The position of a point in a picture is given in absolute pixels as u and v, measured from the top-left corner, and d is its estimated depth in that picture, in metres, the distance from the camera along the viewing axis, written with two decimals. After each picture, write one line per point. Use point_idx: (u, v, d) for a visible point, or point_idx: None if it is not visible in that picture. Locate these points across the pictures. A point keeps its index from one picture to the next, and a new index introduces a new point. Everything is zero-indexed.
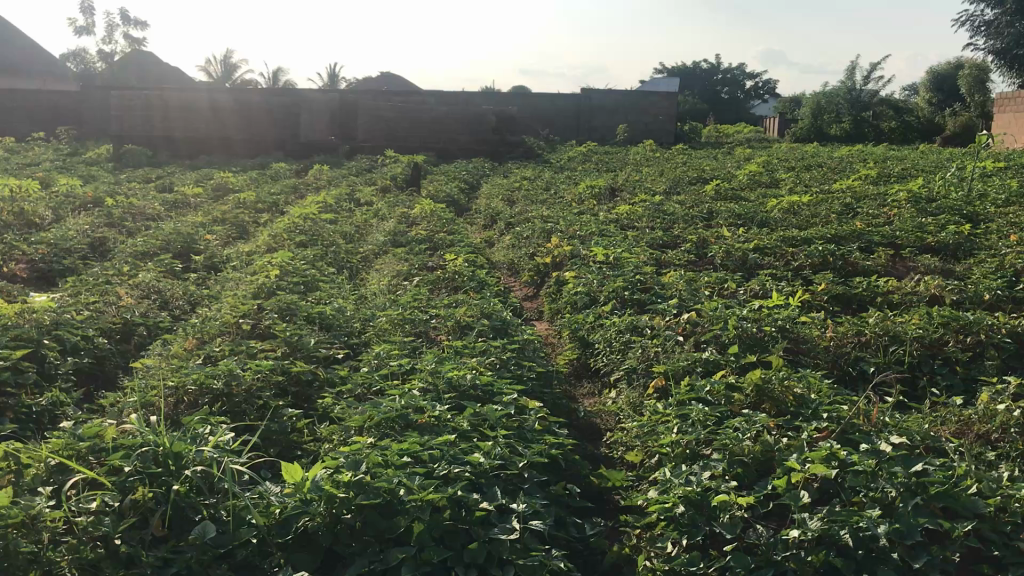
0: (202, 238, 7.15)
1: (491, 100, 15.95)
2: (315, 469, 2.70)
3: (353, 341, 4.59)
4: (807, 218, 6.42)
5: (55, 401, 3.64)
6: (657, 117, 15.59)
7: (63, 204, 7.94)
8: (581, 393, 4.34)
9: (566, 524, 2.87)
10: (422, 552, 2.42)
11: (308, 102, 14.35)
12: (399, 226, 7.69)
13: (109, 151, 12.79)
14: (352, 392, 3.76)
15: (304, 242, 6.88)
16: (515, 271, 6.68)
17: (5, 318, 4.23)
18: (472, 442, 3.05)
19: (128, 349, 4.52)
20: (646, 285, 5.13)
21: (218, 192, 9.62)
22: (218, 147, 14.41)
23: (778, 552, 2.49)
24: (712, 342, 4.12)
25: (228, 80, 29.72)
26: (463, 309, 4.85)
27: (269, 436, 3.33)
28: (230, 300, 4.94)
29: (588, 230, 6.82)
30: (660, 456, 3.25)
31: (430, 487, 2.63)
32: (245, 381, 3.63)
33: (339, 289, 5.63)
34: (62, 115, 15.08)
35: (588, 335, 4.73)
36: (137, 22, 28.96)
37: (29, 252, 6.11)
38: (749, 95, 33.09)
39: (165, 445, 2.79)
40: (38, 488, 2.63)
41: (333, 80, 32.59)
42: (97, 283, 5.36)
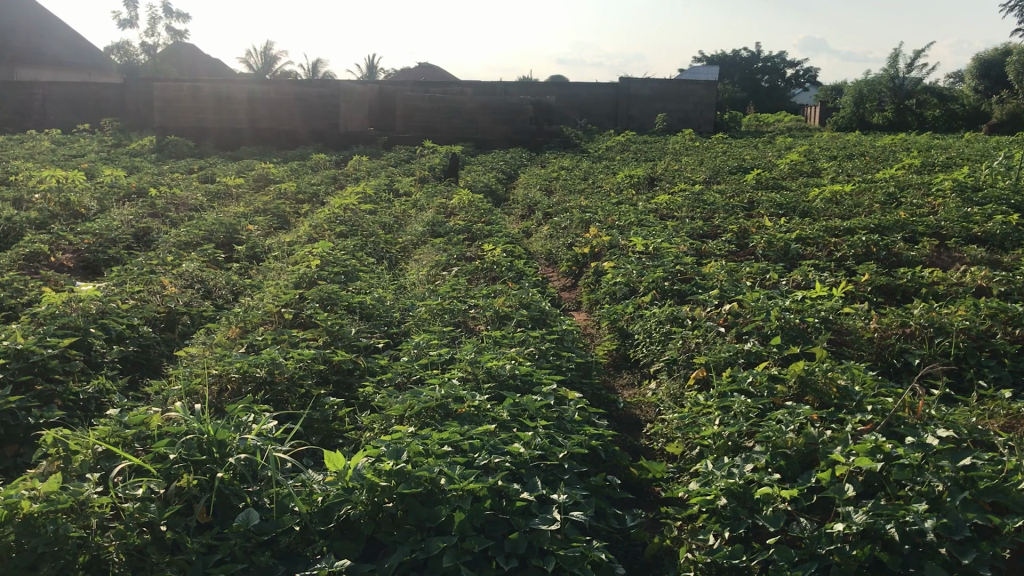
0: (244, 228, 7.22)
1: (529, 90, 15.92)
2: (356, 458, 2.71)
3: (392, 330, 4.61)
4: (850, 208, 6.32)
5: (102, 388, 3.70)
6: (696, 106, 15.46)
7: (108, 194, 8.07)
8: (621, 384, 4.32)
9: (606, 515, 2.87)
10: (463, 541, 2.43)
11: (347, 94, 14.46)
12: (438, 216, 7.71)
13: (153, 143, 12.93)
14: (392, 381, 3.78)
15: (344, 232, 6.93)
16: (553, 261, 6.66)
17: (53, 307, 4.29)
18: (513, 431, 3.05)
19: (172, 337, 4.58)
20: (686, 275, 5.09)
21: (259, 182, 9.72)
22: (259, 140, 14.51)
23: (822, 546, 2.47)
24: (754, 333, 4.08)
25: (268, 72, 29.94)
26: (501, 299, 4.85)
27: (310, 425, 3.36)
28: (273, 290, 4.98)
29: (626, 221, 6.77)
30: (701, 448, 3.24)
31: (471, 477, 2.63)
32: (287, 369, 3.66)
33: (379, 279, 5.65)
34: (106, 107, 15.31)
35: (628, 326, 4.72)
36: (178, 14, 29.28)
37: (76, 242, 6.21)
38: (790, 83, 32.65)
39: (209, 432, 2.83)
40: (85, 475, 2.67)
41: (372, 70, 32.70)
42: (141, 273, 5.44)
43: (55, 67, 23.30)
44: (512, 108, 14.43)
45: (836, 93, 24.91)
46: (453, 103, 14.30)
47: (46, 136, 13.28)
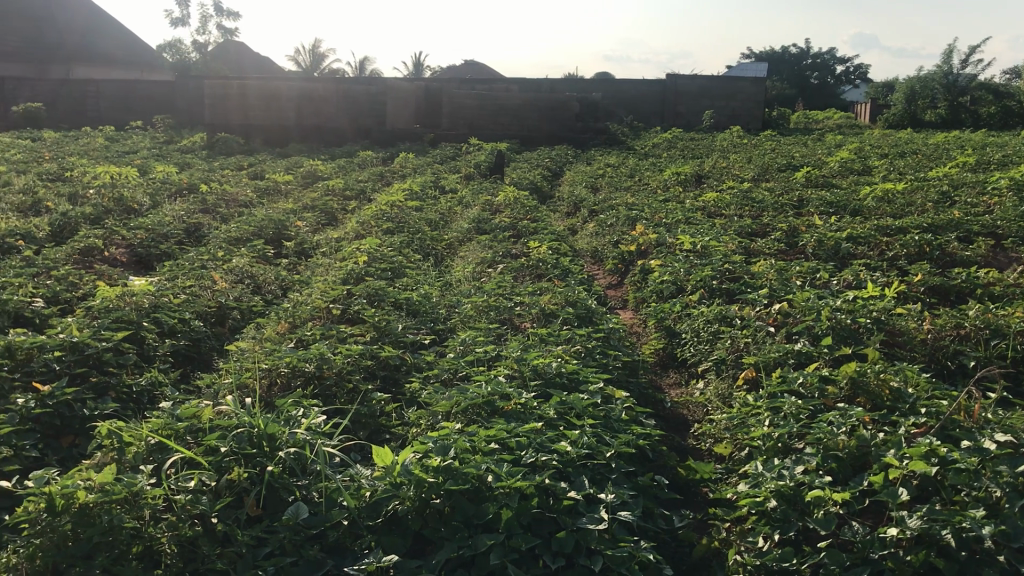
0: (293, 224, 7.28)
1: (575, 87, 15.90)
2: (405, 454, 2.72)
3: (438, 327, 4.62)
4: (902, 207, 6.20)
5: (155, 381, 3.75)
6: (744, 103, 15.32)
7: (160, 189, 8.20)
8: (668, 383, 4.30)
9: (654, 515, 2.84)
10: (510, 539, 2.42)
11: (394, 91, 14.50)
12: (483, 214, 7.71)
13: (204, 139, 13.13)
14: (439, 377, 3.79)
15: (391, 229, 6.97)
16: (599, 259, 6.63)
17: (107, 300, 4.37)
18: (560, 429, 3.03)
19: (223, 332, 4.65)
20: (735, 274, 5.03)
21: (307, 179, 9.81)
22: (307, 137, 14.68)
23: (875, 551, 2.43)
24: (805, 333, 4.02)
25: (316, 70, 30.22)
26: (548, 296, 4.83)
27: (358, 420, 3.38)
28: (322, 286, 5.03)
29: (674, 218, 6.72)
30: (751, 449, 3.21)
31: (518, 475, 2.62)
32: (336, 364, 3.70)
33: (426, 276, 5.68)
34: (159, 105, 15.59)
35: (675, 325, 4.68)
36: (228, 13, 29.69)
37: (129, 237, 6.32)
38: (841, 80, 32.17)
39: (259, 426, 2.87)
40: (139, 466, 2.72)
41: (418, 68, 32.81)
42: (193, 268, 5.51)
43: (110, 66, 23.77)
44: (558, 105, 14.41)
45: (887, 91, 24.53)
46: (498, 101, 14.33)
47: (100, 132, 13.54)
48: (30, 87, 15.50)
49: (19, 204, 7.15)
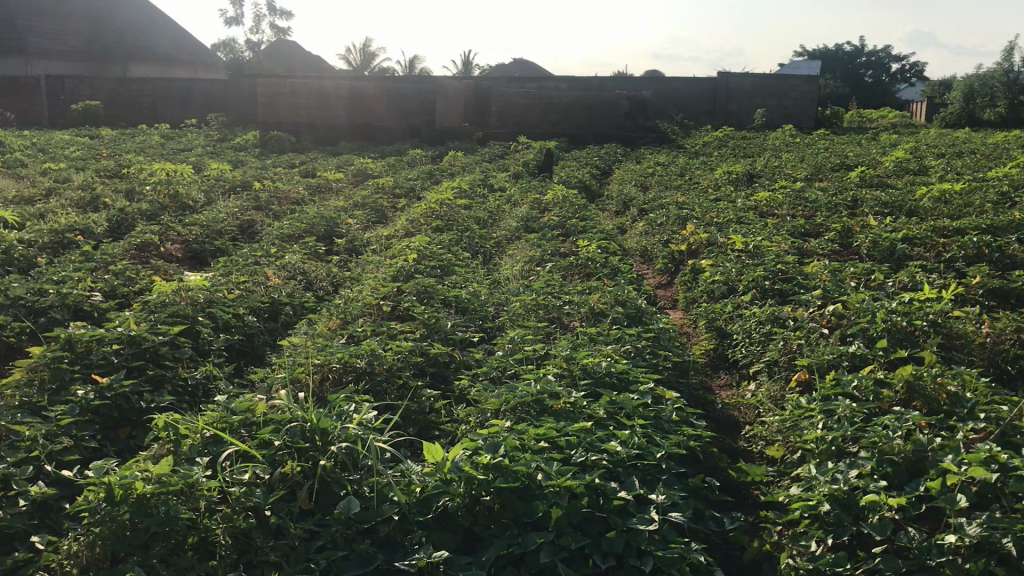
0: (344, 222, 7.35)
1: (625, 85, 15.84)
2: (455, 450, 2.74)
3: (487, 325, 4.63)
4: (960, 207, 6.08)
5: (209, 374, 3.81)
6: (797, 101, 15.13)
7: (214, 186, 8.33)
8: (718, 384, 4.27)
9: (705, 517, 2.82)
10: (560, 537, 2.42)
11: (443, 89, 14.55)
12: (532, 212, 7.71)
13: (256, 137, 13.31)
14: (487, 375, 3.80)
15: (439, 227, 7.00)
16: (649, 258, 6.60)
17: (163, 295, 4.46)
18: (610, 429, 3.02)
19: (275, 327, 4.71)
20: (788, 274, 4.97)
21: (358, 178, 9.90)
22: (357, 134, 14.80)
23: (932, 557, 2.39)
24: (859, 335, 3.95)
25: (367, 69, 30.48)
26: (597, 295, 4.80)
27: (408, 416, 3.40)
28: (373, 283, 5.08)
29: (724, 218, 6.66)
30: (803, 452, 3.16)
31: (568, 473, 2.62)
32: (386, 360, 3.73)
33: (475, 273, 5.70)
34: (213, 103, 15.80)
35: (726, 326, 4.63)
36: (281, 13, 30.04)
37: (184, 233, 6.43)
38: (896, 78, 31.62)
39: (312, 420, 2.90)
40: (195, 459, 2.77)
41: (467, 66, 32.88)
42: (247, 264, 5.59)
43: (165, 65, 24.18)
44: (607, 104, 14.34)
45: (944, 90, 24.09)
46: (548, 99, 14.31)
47: (156, 130, 13.79)
48: (88, 85, 15.82)
49: (79, 200, 7.31)
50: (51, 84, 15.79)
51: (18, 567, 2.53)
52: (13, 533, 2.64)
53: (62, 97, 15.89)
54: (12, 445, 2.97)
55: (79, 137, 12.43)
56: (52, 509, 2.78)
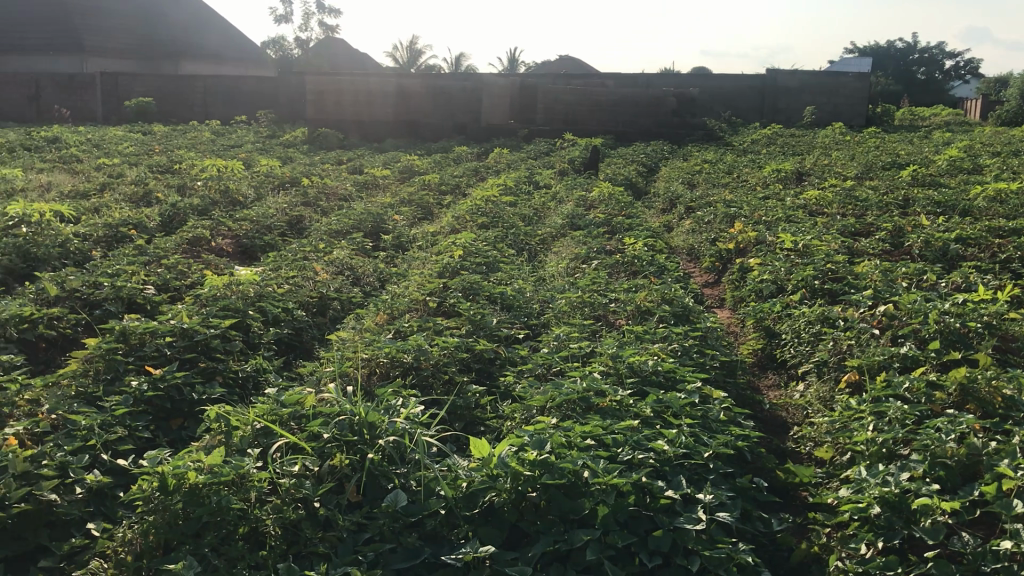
0: (391, 218, 7.40)
1: (672, 82, 15.74)
2: (501, 446, 2.74)
3: (532, 321, 4.64)
4: (1016, 207, 5.94)
5: (259, 367, 3.86)
6: (847, 99, 14.89)
7: (263, 182, 8.44)
8: (766, 384, 4.23)
9: (752, 517, 2.80)
10: (607, 535, 2.41)
11: (490, 86, 14.56)
12: (577, 209, 7.69)
13: (305, 134, 13.45)
14: (533, 371, 3.80)
15: (485, 224, 7.02)
16: (696, 256, 6.56)
17: (215, 289, 4.53)
18: (656, 428, 3.00)
19: (324, 322, 4.76)
20: (838, 274, 4.90)
21: (405, 174, 9.95)
22: (403, 131, 14.88)
23: (986, 563, 2.35)
24: (911, 337, 3.89)
25: (413, 66, 30.67)
26: (643, 292, 4.77)
27: (454, 411, 3.42)
28: (419, 279, 5.11)
29: (773, 216, 6.59)
30: (853, 454, 3.12)
31: (615, 471, 2.61)
32: (433, 356, 3.75)
33: (520, 271, 5.70)
34: (262, 100, 15.95)
35: (775, 325, 4.58)
36: (330, 10, 30.31)
37: (234, 229, 6.53)
38: (950, 75, 31.02)
39: (361, 414, 2.94)
40: (246, 450, 2.81)
41: (513, 63, 32.88)
42: (296, 259, 5.66)
43: (215, 62, 24.49)
44: (654, 101, 14.23)
45: (1000, 87, 23.58)
46: (594, 96, 14.25)
47: (207, 127, 14.02)
48: (142, 81, 16.08)
49: (132, 195, 7.45)
50: (105, 81, 16.09)
51: (75, 553, 2.62)
52: (70, 520, 2.72)
53: (116, 94, 16.19)
54: (69, 434, 3.04)
55: (132, 133, 12.65)
56: (107, 497, 2.84)
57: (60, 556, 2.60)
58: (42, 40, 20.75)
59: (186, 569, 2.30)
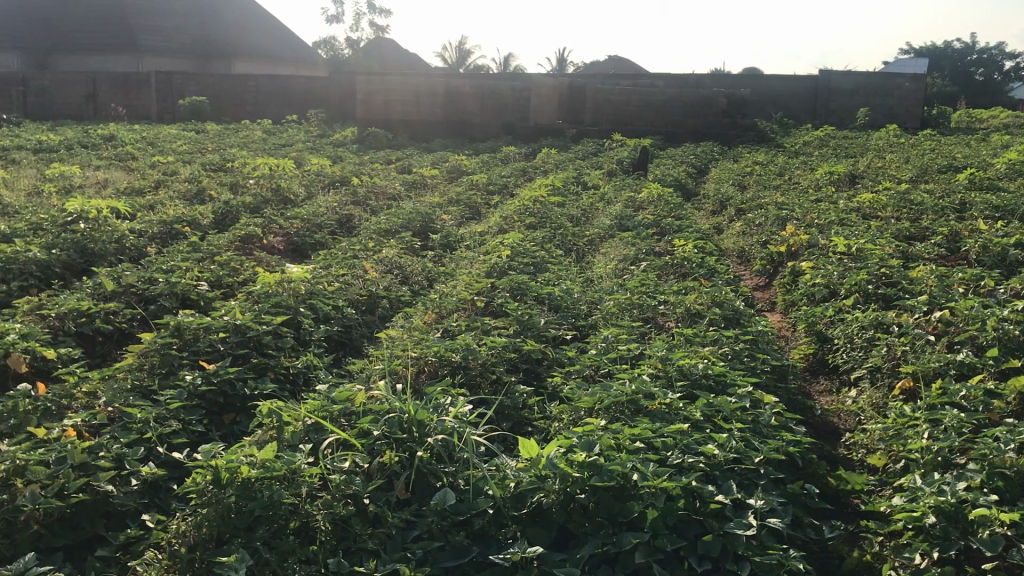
0: (439, 218, 7.44)
1: (723, 82, 15.60)
2: (550, 447, 2.74)
3: (580, 322, 4.62)
4: None
5: (309, 363, 3.90)
6: (902, 100, 14.59)
7: (314, 182, 8.52)
8: (817, 390, 4.18)
9: (803, 525, 2.76)
10: (656, 539, 2.40)
11: (539, 86, 14.54)
12: (626, 210, 7.65)
13: (355, 134, 13.57)
14: (581, 373, 3.79)
15: (533, 224, 7.02)
16: (746, 259, 6.50)
17: (266, 286, 4.60)
18: (706, 432, 2.97)
19: (373, 320, 4.79)
20: (892, 279, 4.82)
21: (453, 174, 9.99)
22: (452, 131, 14.94)
23: None
24: (968, 344, 3.82)
25: (461, 66, 30.76)
26: (693, 295, 4.74)
27: (501, 411, 3.43)
28: (467, 278, 5.13)
29: (827, 219, 6.49)
30: (907, 462, 3.06)
31: (665, 475, 2.59)
32: (481, 355, 3.76)
33: (568, 271, 5.69)
34: (313, 100, 16.12)
35: (827, 330, 4.51)
36: (381, 11, 30.52)
37: (285, 226, 6.62)
38: (1009, 76, 30.29)
39: (410, 412, 2.96)
40: (298, 446, 2.85)
41: (561, 64, 32.80)
42: (346, 257, 5.71)
43: (266, 62, 24.75)
44: (704, 101, 14.09)
45: None
46: (643, 96, 14.16)
47: (259, 126, 14.21)
48: (195, 80, 16.32)
49: (186, 192, 7.58)
50: (160, 80, 16.35)
51: (131, 544, 2.67)
52: (126, 511, 2.77)
53: (170, 92, 16.45)
54: (125, 427, 3.10)
55: (186, 131, 12.87)
56: (161, 489, 2.89)
57: (116, 546, 2.65)
58: (99, 40, 21.15)
59: (239, 562, 2.33)
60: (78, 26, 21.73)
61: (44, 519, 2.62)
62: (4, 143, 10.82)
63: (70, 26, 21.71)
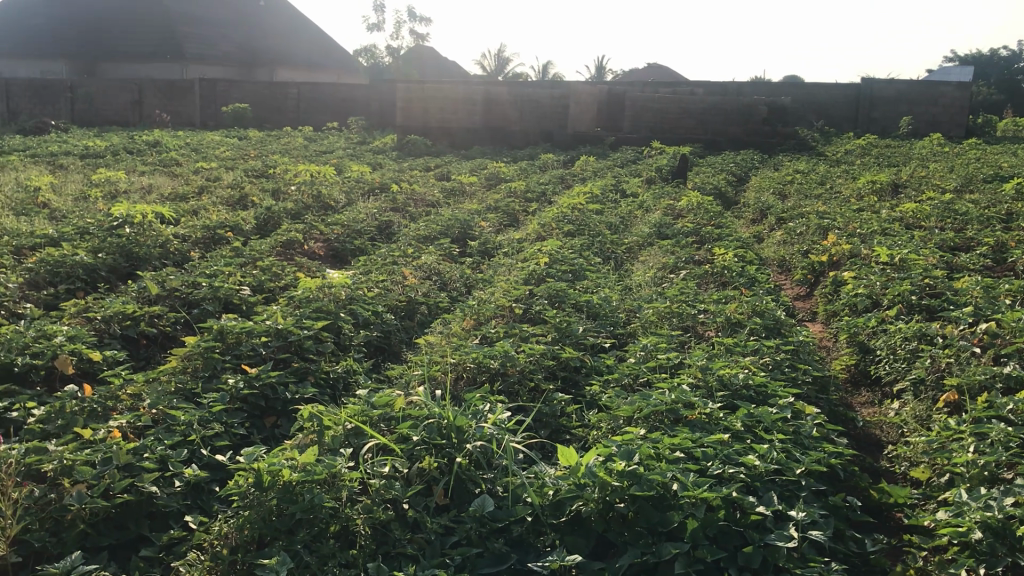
0: (478, 225, 7.47)
1: (763, 90, 15.49)
2: (589, 455, 2.74)
3: (618, 330, 4.61)
4: None
5: (350, 368, 3.93)
6: (946, 108, 14.39)
7: (354, 188, 8.59)
8: (859, 402, 4.14)
9: (845, 538, 2.73)
10: (695, 549, 2.38)
11: (578, 94, 14.54)
12: (665, 218, 7.62)
13: (394, 141, 13.66)
14: (620, 381, 3.78)
15: (571, 232, 7.01)
16: (787, 268, 6.44)
17: (308, 292, 4.65)
18: (747, 443, 2.95)
19: (412, 325, 4.82)
20: (936, 290, 4.75)
21: (491, 181, 10.02)
22: (491, 138, 14.97)
23: None
24: (1015, 356, 3.75)
25: (501, 73, 30.85)
26: (733, 304, 4.71)
27: (540, 419, 3.44)
28: (505, 285, 5.14)
29: (869, 228, 6.41)
30: (951, 476, 3.02)
31: (705, 485, 2.57)
32: (520, 362, 3.77)
33: (606, 279, 5.68)
34: (353, 107, 16.27)
35: (870, 341, 4.45)
36: (421, 19, 30.72)
37: (326, 233, 6.69)
38: None
39: (449, 418, 2.97)
40: (339, 450, 2.87)
41: (600, 71, 32.76)
42: (385, 263, 5.76)
43: (308, 69, 25.01)
44: (745, 109, 14.00)
45: None
46: (682, 104, 14.10)
47: (300, 132, 14.37)
48: (238, 87, 16.51)
49: (229, 198, 7.68)
50: (204, 87, 16.58)
51: (174, 544, 2.71)
52: (169, 512, 2.81)
53: (213, 99, 16.67)
54: (169, 430, 3.15)
55: (229, 138, 13.04)
56: (203, 491, 2.93)
57: (160, 546, 2.69)
58: (145, 47, 21.51)
59: (280, 564, 2.35)
60: (124, 33, 22.11)
61: (90, 518, 2.67)
62: (52, 148, 11.03)
63: (117, 34, 22.11)
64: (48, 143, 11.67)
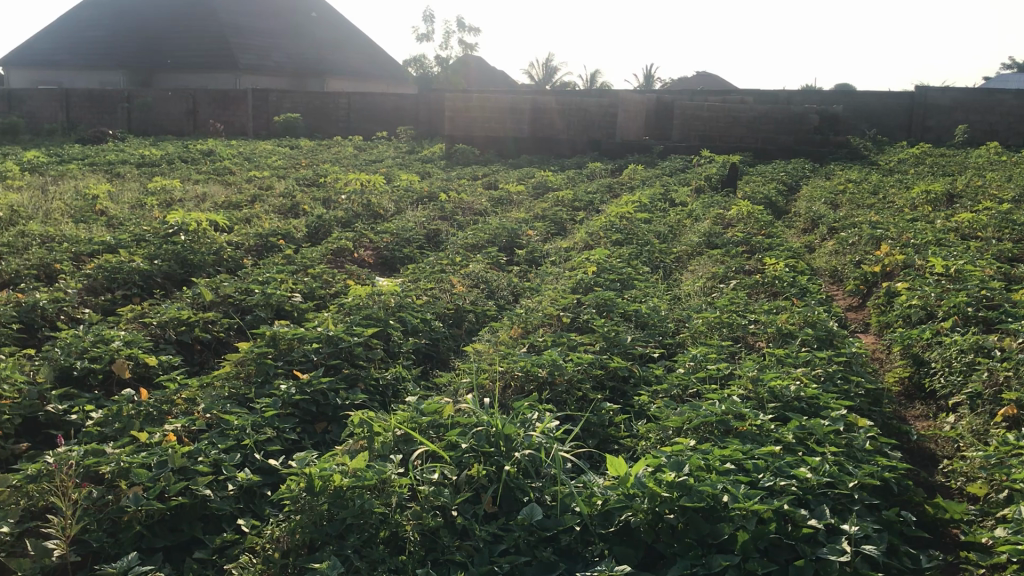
0: (525, 233, 7.48)
1: (814, 98, 15.33)
2: (638, 465, 2.73)
3: (667, 340, 4.59)
4: None
5: (399, 375, 3.96)
6: (1004, 117, 14.11)
7: (403, 197, 8.66)
8: (913, 415, 4.07)
9: (899, 553, 2.68)
10: (746, 562, 2.36)
11: (625, 103, 14.51)
12: (714, 227, 7.56)
13: (443, 151, 13.73)
14: (669, 392, 3.76)
15: (620, 240, 6.99)
16: (840, 278, 6.36)
17: (358, 299, 4.70)
18: (798, 455, 2.92)
19: (460, 333, 4.84)
20: (994, 301, 4.66)
21: (539, 190, 10.03)
22: (539, 147, 14.99)
23: None
24: None
25: (549, 83, 30.87)
26: (784, 315, 4.65)
27: (588, 428, 3.43)
28: (553, 294, 5.15)
29: (924, 238, 6.30)
30: (1010, 492, 2.94)
31: (756, 497, 2.54)
32: (567, 371, 3.76)
33: (655, 288, 5.65)
34: (403, 116, 16.41)
35: (924, 353, 4.36)
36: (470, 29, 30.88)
37: (376, 241, 6.76)
38: None
39: (497, 426, 2.98)
40: (389, 456, 2.90)
41: (649, 80, 32.53)
42: (434, 271, 5.80)
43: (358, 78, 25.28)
44: (796, 118, 13.85)
45: None
46: (732, 112, 13.98)
47: (350, 142, 14.52)
48: (290, 97, 16.72)
49: (281, 207, 7.80)
50: (256, 98, 16.74)
51: (227, 547, 2.76)
52: (222, 515, 2.86)
53: (265, 109, 16.87)
54: (222, 434, 3.20)
55: (280, 147, 13.23)
56: (256, 494, 2.98)
57: (213, 548, 2.74)
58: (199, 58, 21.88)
59: (331, 567, 2.37)
60: (179, 44, 22.52)
61: (146, 520, 2.72)
62: (109, 157, 11.28)
63: (173, 45, 22.53)
64: (105, 152, 11.94)
